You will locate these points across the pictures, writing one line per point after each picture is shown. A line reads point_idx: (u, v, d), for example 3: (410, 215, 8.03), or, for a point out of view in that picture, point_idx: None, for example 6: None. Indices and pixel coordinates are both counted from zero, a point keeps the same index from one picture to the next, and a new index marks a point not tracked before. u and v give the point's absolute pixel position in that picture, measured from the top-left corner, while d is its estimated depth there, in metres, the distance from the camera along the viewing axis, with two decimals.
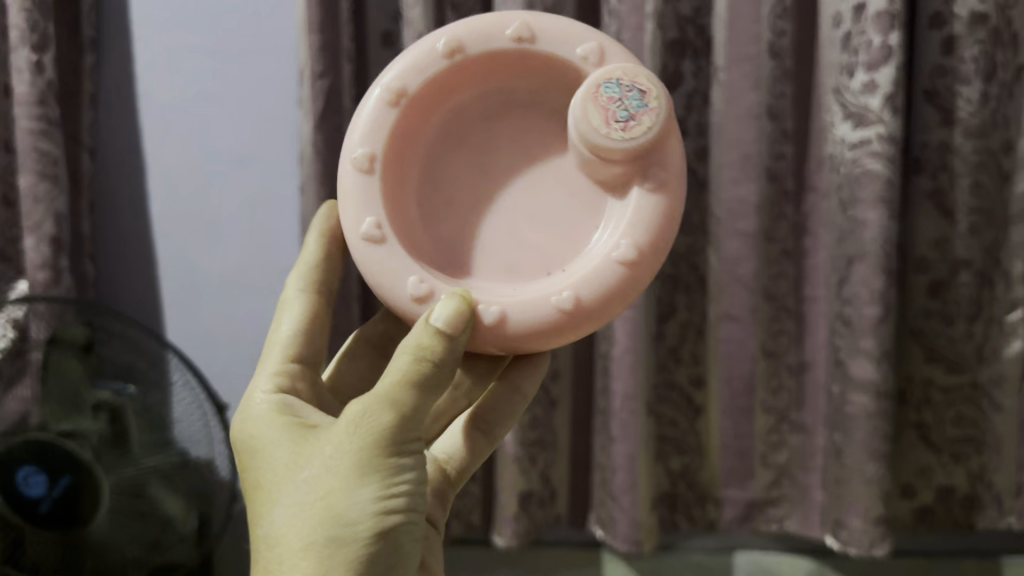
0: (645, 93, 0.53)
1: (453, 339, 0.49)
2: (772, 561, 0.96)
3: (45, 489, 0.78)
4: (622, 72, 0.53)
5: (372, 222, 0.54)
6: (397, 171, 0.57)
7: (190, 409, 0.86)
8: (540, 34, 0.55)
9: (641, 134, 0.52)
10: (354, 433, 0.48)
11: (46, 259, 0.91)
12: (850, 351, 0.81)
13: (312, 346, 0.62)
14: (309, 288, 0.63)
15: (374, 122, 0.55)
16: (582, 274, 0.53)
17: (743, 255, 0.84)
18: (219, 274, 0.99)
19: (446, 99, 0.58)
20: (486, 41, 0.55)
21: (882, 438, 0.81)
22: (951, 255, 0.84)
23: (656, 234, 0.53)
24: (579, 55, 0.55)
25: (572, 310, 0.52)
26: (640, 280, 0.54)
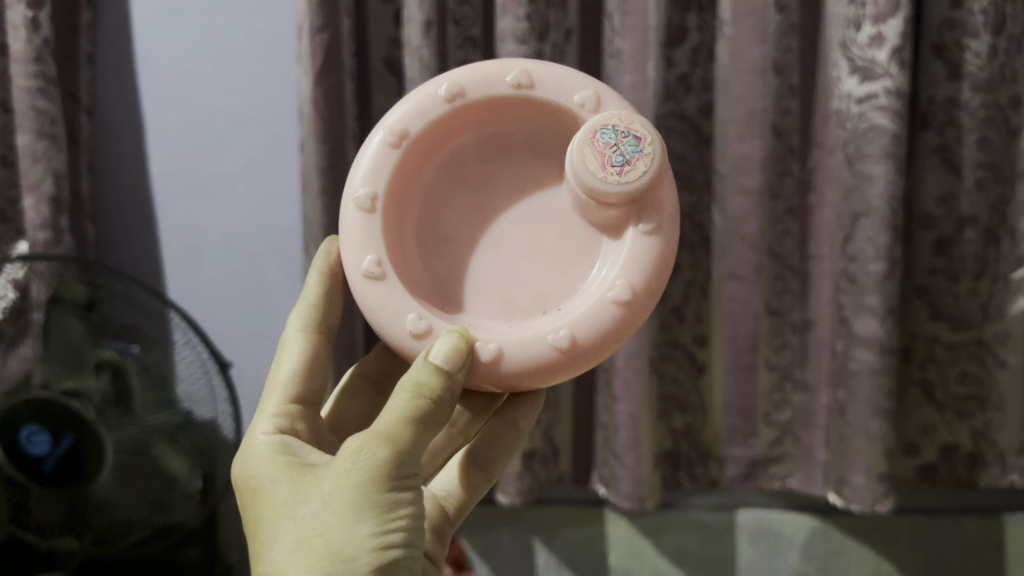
0: (640, 139, 0.54)
1: (452, 376, 0.51)
2: (774, 518, 0.97)
3: (47, 448, 0.79)
4: (618, 118, 0.54)
5: (373, 259, 0.54)
6: (397, 211, 0.57)
7: (193, 367, 0.86)
8: (539, 79, 0.56)
9: (637, 178, 0.53)
10: (352, 469, 0.48)
11: (45, 219, 0.90)
12: (854, 308, 0.81)
13: (312, 385, 0.62)
14: (310, 329, 0.63)
15: (375, 161, 0.56)
16: (578, 314, 0.54)
17: (747, 213, 0.83)
18: (222, 234, 0.99)
19: (445, 143, 0.59)
20: (487, 87, 0.56)
21: (886, 395, 0.81)
22: (957, 212, 0.84)
23: (652, 275, 0.55)
24: (577, 102, 0.56)
25: (569, 348, 0.53)
26: (635, 320, 0.55)
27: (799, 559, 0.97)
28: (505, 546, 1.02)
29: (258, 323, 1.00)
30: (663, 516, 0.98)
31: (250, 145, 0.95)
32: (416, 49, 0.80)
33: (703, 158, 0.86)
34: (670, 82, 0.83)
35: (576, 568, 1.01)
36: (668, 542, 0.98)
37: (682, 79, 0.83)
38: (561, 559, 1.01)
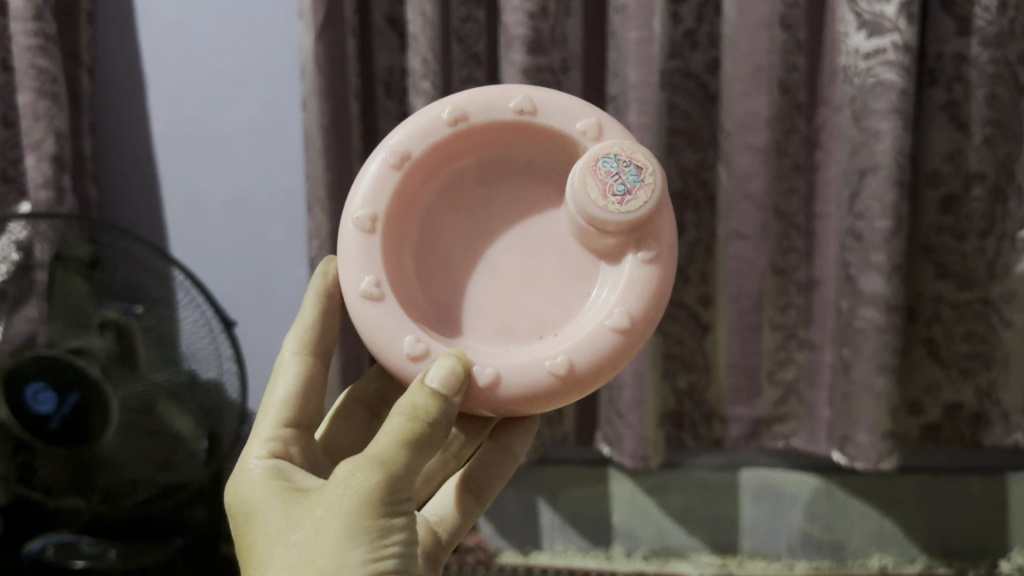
0: (642, 169, 0.53)
1: (448, 400, 0.50)
2: (777, 477, 0.97)
3: (54, 407, 0.79)
4: (620, 147, 0.54)
5: (371, 280, 0.53)
6: (395, 234, 0.56)
7: (198, 325, 0.85)
8: (541, 106, 0.56)
9: (639, 207, 0.53)
10: (344, 493, 0.46)
11: (47, 178, 0.90)
12: (860, 266, 0.80)
13: (308, 404, 0.61)
14: (305, 350, 0.61)
15: (375, 182, 0.55)
16: (575, 340, 0.53)
17: (754, 170, 0.83)
18: (224, 195, 0.98)
19: (444, 166, 0.57)
20: (490, 112, 0.55)
21: (891, 352, 0.81)
22: (964, 169, 0.83)
23: (650, 305, 0.54)
24: (579, 129, 0.55)
25: (566, 375, 0.52)
26: (632, 349, 0.54)
27: (803, 518, 0.97)
28: (509, 506, 1.02)
29: (262, 283, 1.00)
30: (666, 475, 0.99)
31: (252, 103, 0.94)
32: (419, 3, 0.79)
33: (709, 116, 0.86)
34: (676, 38, 0.82)
35: (580, 528, 1.01)
36: (672, 501, 0.99)
37: (688, 35, 0.83)
38: (566, 519, 1.01)
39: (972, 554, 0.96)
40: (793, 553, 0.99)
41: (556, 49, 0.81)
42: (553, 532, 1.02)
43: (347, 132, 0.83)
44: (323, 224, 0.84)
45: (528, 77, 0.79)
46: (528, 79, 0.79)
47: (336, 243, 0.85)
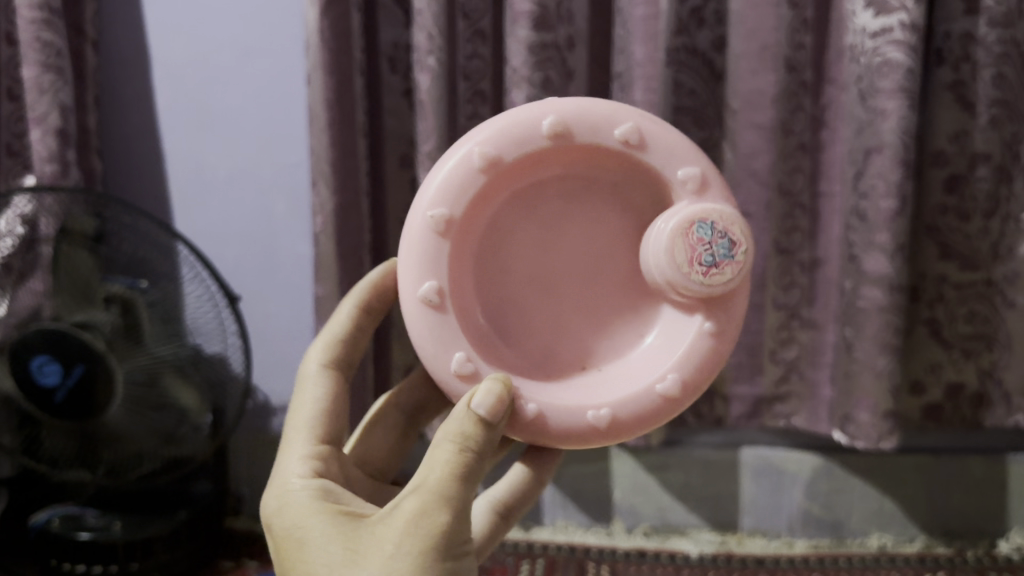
0: (734, 244, 0.52)
1: (493, 426, 0.47)
2: (777, 455, 0.97)
3: (58, 379, 0.79)
4: (718, 215, 0.52)
5: (431, 286, 0.50)
6: (462, 241, 0.52)
7: (202, 301, 0.86)
8: (649, 142, 0.52)
9: (720, 283, 0.52)
10: (413, 533, 0.44)
11: (52, 152, 0.90)
12: (863, 245, 0.80)
13: (342, 415, 0.59)
14: (327, 362, 0.60)
15: (461, 187, 0.51)
16: (620, 394, 0.52)
17: (759, 148, 0.82)
18: (228, 171, 0.98)
19: (528, 173, 0.53)
20: (595, 135, 0.51)
21: (894, 332, 0.81)
22: (970, 149, 0.83)
23: (698, 378, 0.53)
24: (680, 178, 0.53)
25: (606, 428, 0.52)
26: (669, 416, 0.53)
27: (803, 496, 0.98)
28: None
29: (266, 258, 1.00)
30: (667, 453, 0.99)
31: (254, 80, 0.95)
32: None
33: (716, 95, 0.85)
34: (683, 15, 0.82)
35: (581, 504, 1.02)
36: (672, 478, 0.99)
37: (694, 12, 0.82)
38: (567, 495, 1.02)
39: (971, 534, 0.97)
40: (792, 531, 0.99)
41: (562, 25, 0.80)
42: (555, 509, 1.03)
43: (351, 108, 0.83)
44: (327, 200, 0.83)
45: (534, 52, 0.79)
46: (534, 55, 0.79)
47: (339, 219, 0.84)
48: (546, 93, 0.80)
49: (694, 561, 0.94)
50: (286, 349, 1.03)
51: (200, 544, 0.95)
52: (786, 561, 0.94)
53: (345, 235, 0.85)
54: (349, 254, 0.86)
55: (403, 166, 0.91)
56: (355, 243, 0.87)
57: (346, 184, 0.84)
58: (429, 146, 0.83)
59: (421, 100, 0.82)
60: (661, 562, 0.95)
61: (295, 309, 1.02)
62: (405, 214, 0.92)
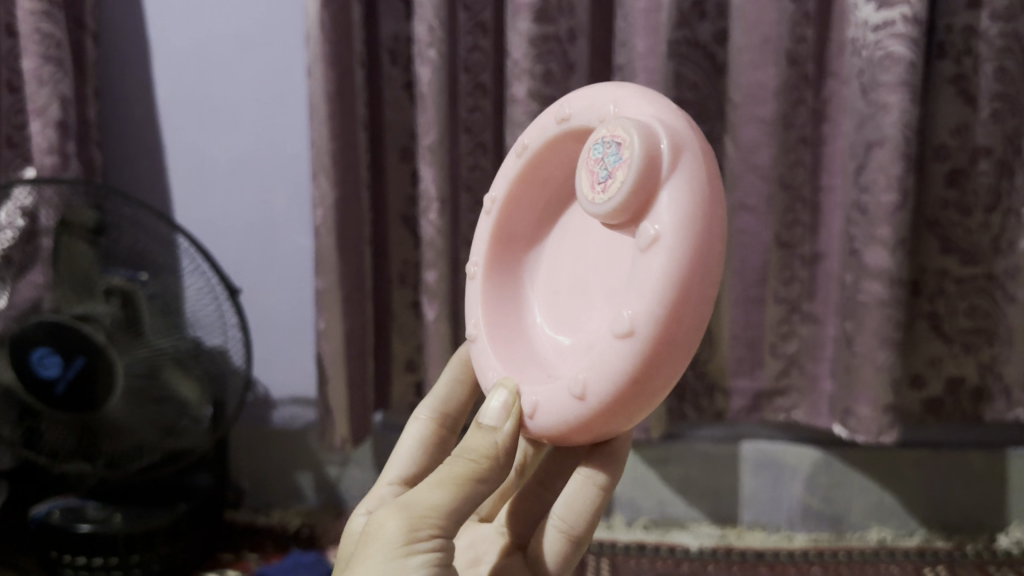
0: (620, 143, 0.47)
1: (498, 433, 0.50)
2: (777, 449, 0.98)
3: (58, 371, 0.80)
4: (609, 130, 0.49)
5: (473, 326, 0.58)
6: (506, 277, 0.60)
7: (203, 293, 0.86)
8: (576, 110, 0.54)
9: (616, 189, 0.46)
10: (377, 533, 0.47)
11: (53, 144, 0.90)
12: (864, 239, 0.80)
13: (431, 464, 0.68)
14: (433, 415, 0.69)
15: (482, 236, 0.60)
16: (595, 358, 0.47)
17: (760, 142, 0.82)
18: (227, 163, 0.98)
19: (545, 194, 0.60)
20: (543, 133, 0.57)
21: (894, 326, 0.81)
22: (971, 143, 0.83)
23: (659, 302, 0.43)
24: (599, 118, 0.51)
25: (582, 397, 0.47)
26: (655, 359, 0.44)
27: (803, 490, 0.98)
28: None
29: (266, 251, 1.00)
30: (667, 446, 0.99)
31: (254, 71, 0.95)
32: None
33: (717, 88, 0.85)
34: (685, 7, 0.82)
35: None
36: (672, 471, 1.00)
37: (696, 5, 0.82)
38: None
39: (971, 527, 0.97)
40: (792, 525, 0.99)
41: (563, 17, 0.80)
42: None
43: (351, 100, 0.83)
44: (328, 192, 0.83)
45: (534, 44, 0.78)
46: (534, 48, 0.78)
47: (340, 212, 0.84)
48: (547, 86, 0.80)
49: (693, 554, 0.94)
50: (287, 341, 1.03)
51: (202, 538, 0.95)
52: (786, 554, 0.94)
53: (346, 227, 0.85)
54: (348, 247, 0.86)
55: (403, 158, 0.91)
56: (356, 236, 0.87)
57: (346, 176, 0.84)
58: (430, 138, 0.82)
59: (421, 93, 0.82)
60: (661, 554, 0.95)
61: (296, 302, 1.02)
62: (406, 207, 0.92)
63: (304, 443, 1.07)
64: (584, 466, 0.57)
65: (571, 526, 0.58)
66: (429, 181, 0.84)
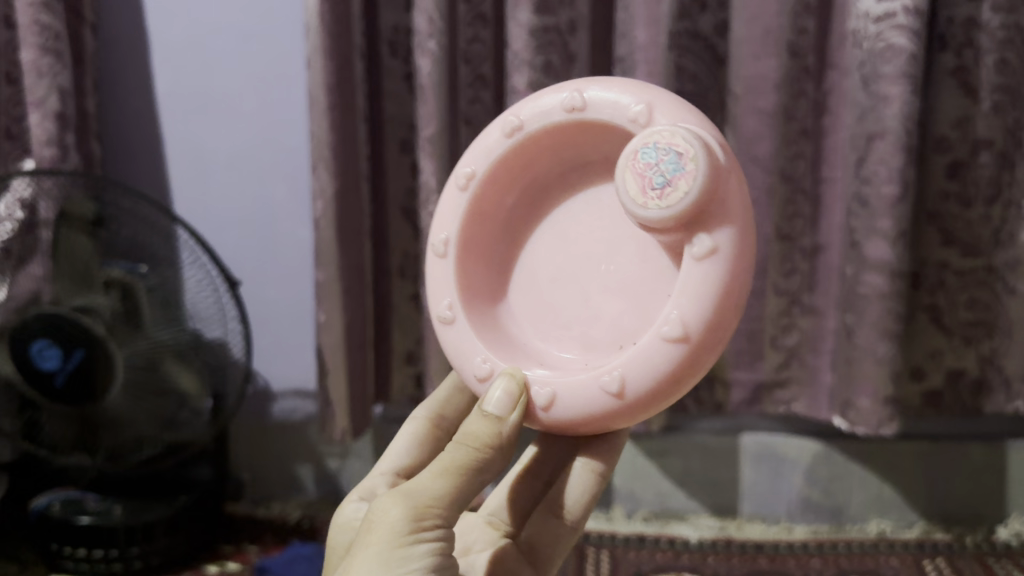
0: (682, 155, 0.47)
1: (504, 423, 0.50)
2: (777, 441, 0.97)
3: (58, 363, 0.80)
4: (659, 134, 0.49)
5: (446, 303, 0.57)
6: (476, 252, 0.59)
7: (202, 284, 0.85)
8: (591, 102, 0.53)
9: (678, 201, 0.47)
10: (380, 519, 0.48)
11: (51, 135, 0.90)
12: (865, 232, 0.80)
13: (428, 463, 0.67)
14: (429, 416, 0.68)
15: (453, 208, 0.58)
16: (631, 355, 0.50)
17: (761, 134, 0.82)
18: (227, 153, 0.98)
19: (523, 176, 0.59)
20: (544, 116, 0.55)
21: (894, 318, 0.81)
22: (972, 135, 0.82)
23: (712, 312, 0.47)
24: (629, 117, 0.51)
25: (619, 394, 0.49)
26: (696, 361, 0.48)
27: (802, 483, 0.98)
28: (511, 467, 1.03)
29: (266, 242, 1.00)
30: (667, 439, 0.99)
31: (253, 62, 0.94)
32: None
33: (718, 80, 0.85)
34: None
35: None
36: (672, 463, 1.00)
37: None
38: None
39: (970, 519, 0.97)
40: (792, 517, 0.99)
41: (564, 9, 0.80)
42: None
43: (350, 92, 0.83)
44: (328, 184, 0.83)
45: (535, 36, 0.78)
46: (535, 39, 0.78)
47: (340, 204, 0.84)
48: (547, 78, 0.80)
49: (693, 546, 0.94)
50: (287, 332, 1.03)
51: (203, 530, 0.95)
52: (785, 547, 0.94)
53: (346, 219, 0.85)
54: (348, 239, 0.86)
55: (403, 150, 0.91)
56: (356, 228, 0.87)
57: (346, 168, 0.84)
58: (430, 130, 0.82)
59: (421, 85, 0.82)
60: (661, 546, 0.95)
61: (294, 294, 1.01)
62: (406, 199, 0.92)
63: (305, 435, 1.07)
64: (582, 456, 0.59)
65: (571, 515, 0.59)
66: (430, 174, 0.83)
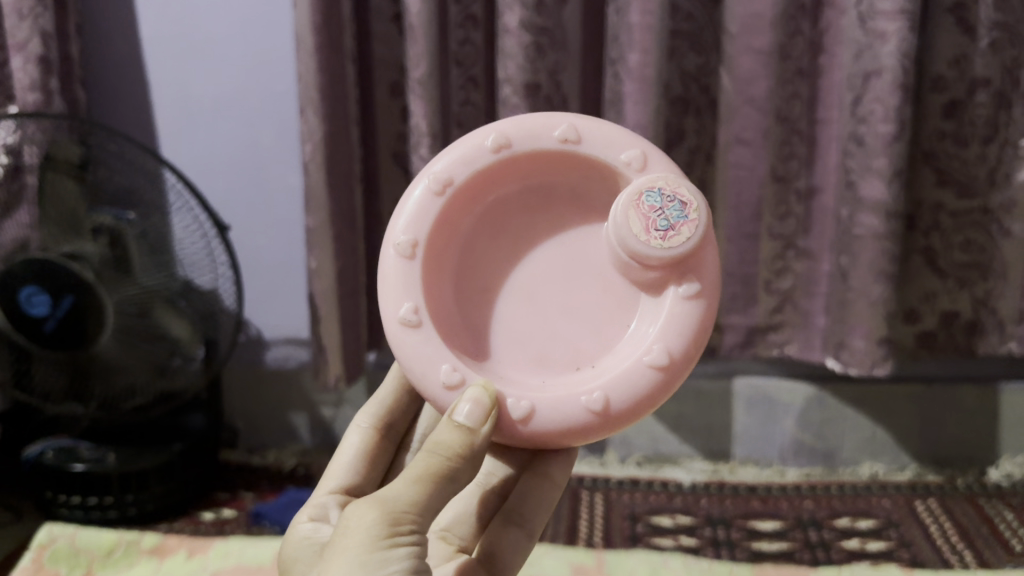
0: (686, 205, 0.48)
1: (476, 434, 0.46)
2: (771, 385, 0.97)
3: (47, 310, 0.79)
4: (664, 180, 0.49)
5: (410, 306, 0.50)
6: (437, 260, 0.52)
7: (192, 231, 0.85)
8: (587, 136, 0.52)
9: (681, 245, 0.48)
10: (349, 531, 0.44)
11: (35, 80, 0.88)
12: (861, 171, 0.79)
13: (373, 474, 0.62)
14: (374, 424, 0.63)
15: (422, 211, 0.51)
16: (613, 375, 0.49)
17: (757, 74, 0.81)
18: (214, 99, 0.96)
19: (487, 193, 0.54)
20: (534, 139, 0.52)
21: (889, 258, 0.80)
22: (969, 74, 0.81)
23: (691, 341, 0.50)
24: (623, 160, 0.51)
25: (602, 413, 0.49)
26: (668, 389, 0.50)
27: (795, 426, 0.98)
28: None
29: (254, 189, 0.99)
30: None
31: (240, 6, 0.92)
32: None
33: (713, 18, 0.83)
34: None
35: None
36: (665, 410, 0.99)
37: None
38: None
39: (961, 462, 0.98)
40: (784, 460, 1.00)
41: None
42: None
43: (338, 33, 0.81)
44: (316, 127, 0.82)
45: None
46: None
47: (329, 147, 0.83)
48: (539, 16, 0.78)
49: (687, 489, 0.95)
50: (278, 280, 1.02)
51: (200, 476, 0.95)
52: (778, 489, 0.95)
53: (337, 163, 0.84)
54: (338, 183, 0.85)
55: (393, 94, 0.89)
56: (347, 173, 0.86)
57: (335, 112, 0.83)
58: (420, 70, 0.81)
59: (410, 24, 0.80)
60: (654, 489, 0.95)
61: (285, 243, 1.01)
62: (397, 144, 0.91)
63: (299, 383, 1.07)
64: (539, 463, 0.57)
65: (533, 522, 0.56)
66: (419, 116, 0.82)
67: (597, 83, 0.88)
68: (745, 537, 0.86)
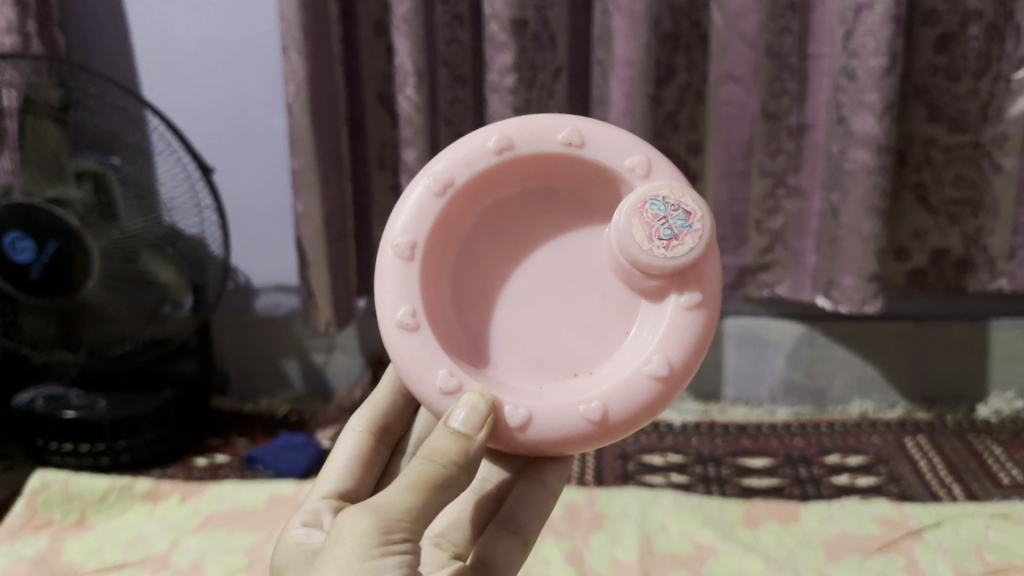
0: (691, 214, 0.48)
1: (472, 442, 0.45)
2: (761, 325, 0.97)
3: (32, 255, 0.78)
4: (669, 189, 0.48)
5: (408, 309, 0.48)
6: (435, 263, 0.50)
7: (176, 175, 0.84)
8: (591, 140, 0.50)
9: (684, 255, 0.47)
10: (340, 538, 0.42)
11: (11, 22, 0.86)
12: (852, 106, 0.78)
13: (367, 478, 0.59)
14: (369, 427, 0.60)
15: (422, 212, 0.49)
16: (612, 384, 0.48)
17: (748, 8, 0.80)
18: (196, 43, 0.95)
19: (488, 194, 0.52)
20: (537, 141, 0.50)
21: (879, 193, 0.80)
22: (962, 6, 0.80)
23: (691, 353, 0.49)
24: (627, 166, 0.50)
25: (600, 422, 0.47)
26: (667, 399, 0.49)
27: (786, 365, 0.99)
28: None
29: (239, 134, 0.98)
30: None
31: None
32: None
33: None
34: None
35: None
36: None
37: None
38: None
39: (950, 399, 0.99)
40: (774, 399, 1.00)
41: None
42: None
43: None
44: (300, 68, 0.80)
45: None
46: None
47: (313, 88, 0.82)
48: None
49: (677, 429, 0.95)
50: (266, 225, 1.02)
51: (191, 420, 0.95)
52: (768, 427, 0.95)
53: (322, 105, 0.83)
54: (324, 126, 0.83)
55: (377, 33, 0.88)
56: (331, 115, 0.84)
57: (318, 52, 0.81)
58: (404, 8, 0.79)
59: None
60: (645, 429, 0.95)
61: (272, 188, 1.00)
62: (383, 85, 0.90)
63: (289, 330, 1.07)
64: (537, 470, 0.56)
65: (529, 529, 0.55)
66: (404, 55, 0.81)
67: (585, 19, 0.86)
68: (735, 474, 0.86)
